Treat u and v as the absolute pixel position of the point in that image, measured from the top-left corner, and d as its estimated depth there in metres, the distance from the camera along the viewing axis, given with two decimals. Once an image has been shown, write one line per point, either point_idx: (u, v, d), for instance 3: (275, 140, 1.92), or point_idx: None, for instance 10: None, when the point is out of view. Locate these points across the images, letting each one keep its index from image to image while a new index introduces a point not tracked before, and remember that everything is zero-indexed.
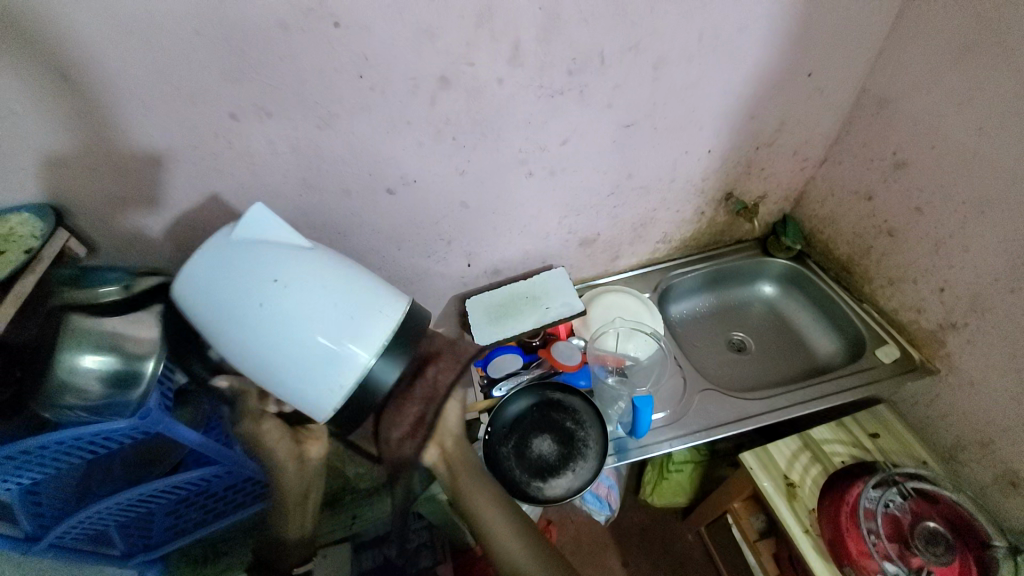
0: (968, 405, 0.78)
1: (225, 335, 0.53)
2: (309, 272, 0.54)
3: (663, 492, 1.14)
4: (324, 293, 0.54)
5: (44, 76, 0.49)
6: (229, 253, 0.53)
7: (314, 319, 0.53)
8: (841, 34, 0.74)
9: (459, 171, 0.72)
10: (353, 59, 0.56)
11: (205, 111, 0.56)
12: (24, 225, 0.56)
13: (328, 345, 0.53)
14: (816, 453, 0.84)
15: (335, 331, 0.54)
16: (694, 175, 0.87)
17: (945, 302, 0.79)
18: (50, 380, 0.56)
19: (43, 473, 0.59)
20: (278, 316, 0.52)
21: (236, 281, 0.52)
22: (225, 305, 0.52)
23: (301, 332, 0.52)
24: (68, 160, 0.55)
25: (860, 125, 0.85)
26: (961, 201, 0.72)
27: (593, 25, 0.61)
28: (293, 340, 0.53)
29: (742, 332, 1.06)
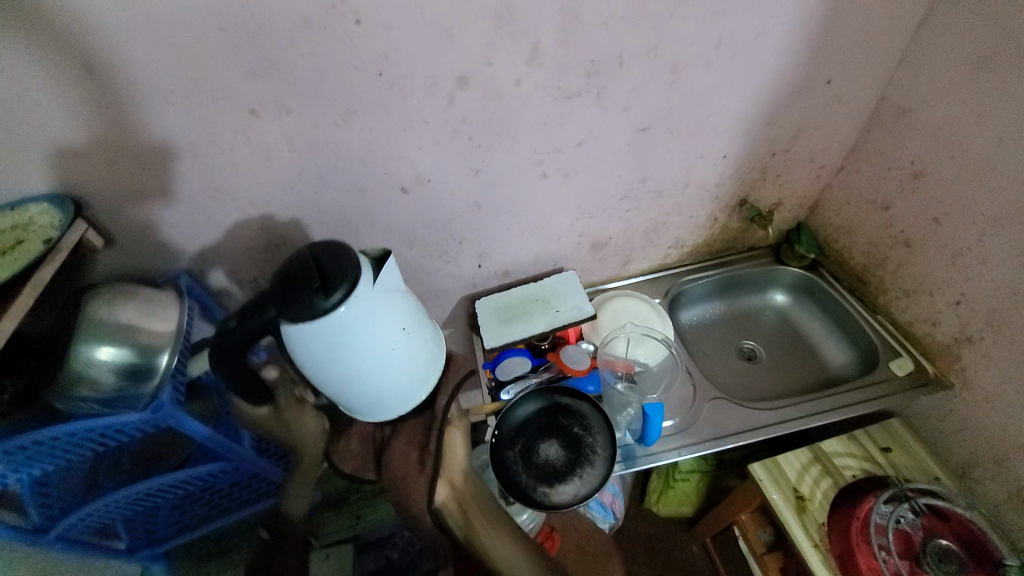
0: (984, 421, 0.77)
1: (321, 353, 0.54)
2: (405, 314, 0.60)
3: (669, 501, 1.13)
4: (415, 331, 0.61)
5: (67, 69, 0.49)
6: (378, 299, 0.55)
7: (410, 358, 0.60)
8: (861, 43, 0.73)
9: (473, 172, 0.72)
10: (372, 57, 0.56)
11: (224, 106, 0.56)
12: (45, 216, 0.57)
13: (418, 375, 0.63)
14: (827, 466, 0.83)
15: (419, 369, 0.62)
16: (708, 181, 0.87)
17: (961, 316, 0.78)
18: (65, 370, 0.56)
19: (53, 464, 0.59)
20: (385, 360, 0.58)
21: (374, 325, 0.54)
22: (325, 335, 0.52)
23: (404, 371, 0.61)
24: (87, 152, 0.56)
25: (878, 135, 0.84)
26: (980, 214, 0.71)
27: (613, 28, 0.61)
28: (393, 377, 0.60)
29: (752, 341, 1.05)
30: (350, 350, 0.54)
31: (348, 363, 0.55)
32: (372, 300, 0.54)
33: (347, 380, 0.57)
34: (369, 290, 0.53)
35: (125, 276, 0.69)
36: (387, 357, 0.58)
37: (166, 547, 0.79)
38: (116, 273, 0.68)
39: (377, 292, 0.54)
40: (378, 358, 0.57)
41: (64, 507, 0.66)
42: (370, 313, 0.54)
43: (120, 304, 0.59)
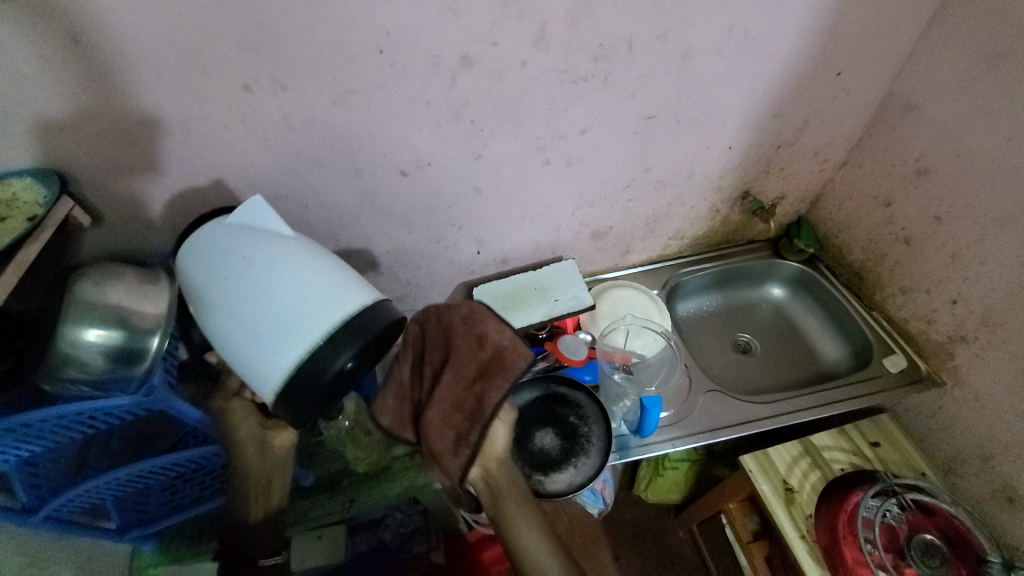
0: (973, 418, 0.78)
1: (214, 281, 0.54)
2: (292, 250, 0.56)
3: (658, 488, 1.14)
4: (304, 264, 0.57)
5: (49, 35, 0.47)
6: (238, 231, 0.56)
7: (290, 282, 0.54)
8: (874, 35, 0.72)
9: (474, 157, 0.70)
10: (373, 34, 0.54)
11: (217, 81, 0.54)
12: (28, 191, 0.55)
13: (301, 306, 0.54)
14: (817, 459, 0.84)
15: (324, 289, 0.55)
16: (712, 172, 0.86)
17: (956, 314, 0.79)
18: (51, 352, 0.54)
19: (42, 446, 0.58)
20: (254, 278, 0.53)
21: (240, 245, 0.55)
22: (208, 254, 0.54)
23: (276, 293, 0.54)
24: (72, 125, 0.53)
25: (884, 130, 0.83)
26: (983, 214, 0.71)
27: (623, 11, 0.59)
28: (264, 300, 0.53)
29: (747, 334, 1.05)
30: (221, 275, 0.54)
31: (220, 290, 0.53)
32: (230, 232, 0.56)
33: (229, 317, 0.53)
34: (239, 222, 0.56)
35: (114, 255, 0.67)
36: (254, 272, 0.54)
37: (157, 527, 0.76)
38: (104, 252, 0.66)
39: (243, 223, 0.56)
40: (239, 276, 0.53)
41: (53, 488, 0.65)
42: (231, 236, 0.55)
43: (110, 284, 0.57)
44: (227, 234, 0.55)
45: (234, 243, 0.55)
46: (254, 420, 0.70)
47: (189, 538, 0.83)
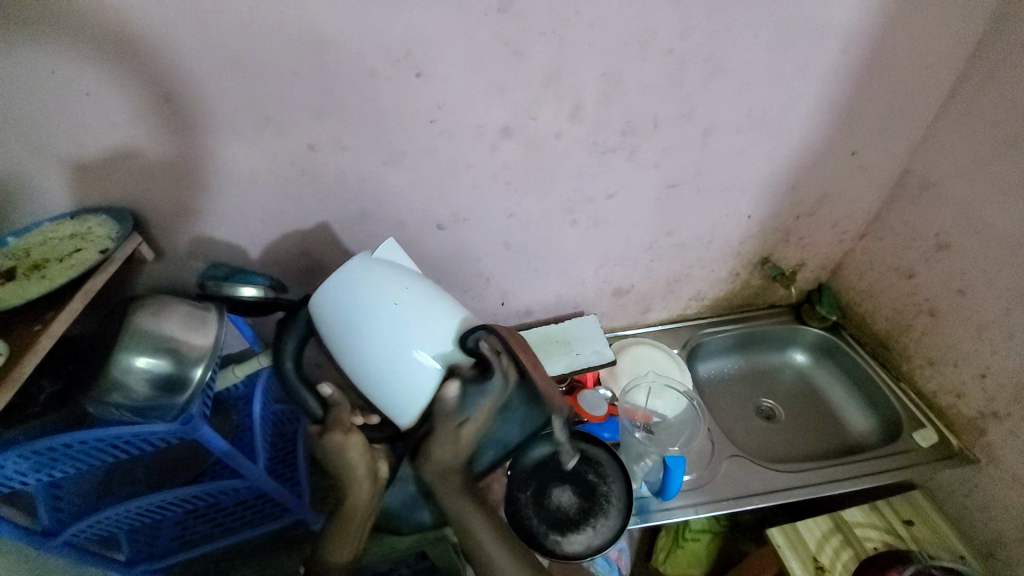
0: (1013, 501, 0.74)
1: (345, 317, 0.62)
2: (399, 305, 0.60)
3: (676, 562, 1.07)
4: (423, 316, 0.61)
5: (148, 97, 0.54)
6: (378, 269, 0.62)
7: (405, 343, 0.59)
8: (887, 117, 0.77)
9: (507, 214, 0.75)
10: (426, 106, 0.60)
11: (285, 139, 0.61)
12: (102, 227, 0.60)
13: (409, 385, 0.59)
14: (847, 535, 0.80)
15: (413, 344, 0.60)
16: (732, 238, 0.89)
17: (986, 389, 0.77)
18: (102, 378, 0.57)
19: (73, 469, 0.59)
20: (361, 335, 0.59)
21: (376, 288, 0.60)
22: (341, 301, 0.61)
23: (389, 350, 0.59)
24: (151, 171, 0.60)
25: (902, 205, 0.86)
26: (1007, 289, 0.71)
27: (651, 93, 0.65)
28: (380, 355, 0.59)
29: (771, 399, 1.04)
30: (351, 311, 0.60)
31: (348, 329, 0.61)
32: (370, 264, 0.62)
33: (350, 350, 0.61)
34: (365, 260, 0.62)
35: (165, 289, 0.72)
36: (380, 322, 0.59)
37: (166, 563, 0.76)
38: (157, 286, 0.71)
39: (375, 261, 0.63)
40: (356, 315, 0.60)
41: (75, 512, 0.66)
42: (369, 274, 0.61)
43: (165, 316, 0.62)
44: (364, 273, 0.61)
45: (369, 279, 0.61)
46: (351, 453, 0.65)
47: None
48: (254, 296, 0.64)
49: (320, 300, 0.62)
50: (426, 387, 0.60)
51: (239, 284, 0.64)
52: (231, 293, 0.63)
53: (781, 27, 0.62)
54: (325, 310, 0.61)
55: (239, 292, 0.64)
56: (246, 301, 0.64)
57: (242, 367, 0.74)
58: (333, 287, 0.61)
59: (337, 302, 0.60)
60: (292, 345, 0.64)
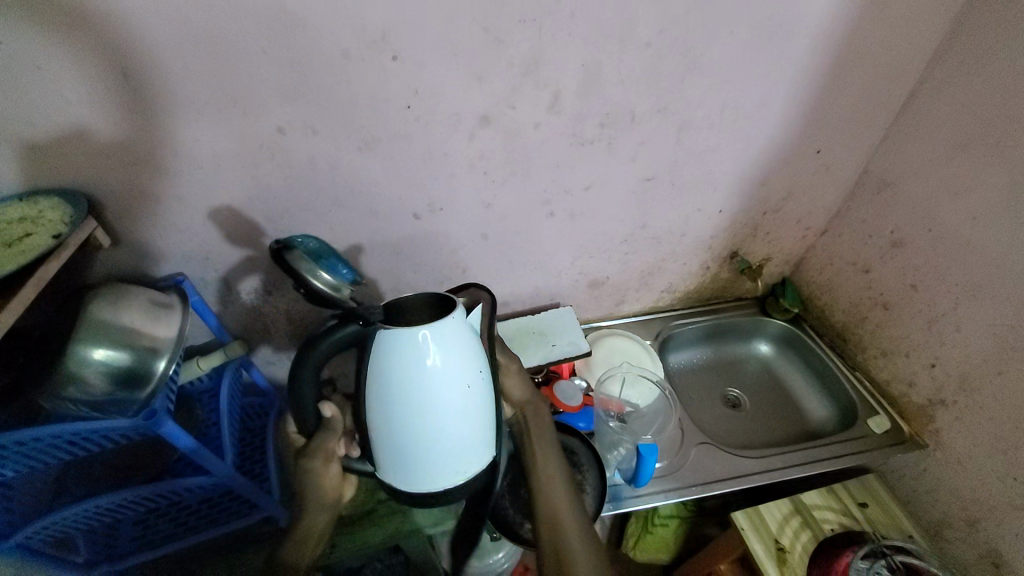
0: (956, 481, 0.80)
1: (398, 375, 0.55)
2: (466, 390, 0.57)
3: (646, 547, 1.12)
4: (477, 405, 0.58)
5: (106, 72, 0.51)
6: (458, 348, 0.56)
7: (444, 435, 0.56)
8: (850, 118, 0.80)
9: (484, 204, 0.74)
10: (404, 91, 0.59)
11: (255, 121, 0.58)
12: (55, 211, 0.57)
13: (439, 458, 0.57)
14: (806, 518, 0.85)
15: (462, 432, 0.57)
16: (703, 232, 0.91)
17: (935, 378, 0.82)
18: (56, 371, 0.54)
19: (25, 468, 0.56)
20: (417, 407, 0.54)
21: (444, 368, 0.54)
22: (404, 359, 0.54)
23: (428, 431, 0.55)
24: (107, 152, 0.57)
25: (860, 203, 0.90)
26: (955, 284, 0.76)
27: (629, 86, 0.65)
28: (418, 432, 0.55)
29: (737, 389, 1.08)
30: (410, 375, 0.54)
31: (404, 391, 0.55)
32: (451, 337, 0.55)
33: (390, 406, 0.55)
34: (450, 331, 0.55)
35: (123, 277, 0.69)
36: (435, 402, 0.54)
37: (126, 564, 0.72)
38: (114, 274, 0.68)
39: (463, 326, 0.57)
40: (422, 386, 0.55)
41: (25, 514, 0.63)
42: (445, 350, 0.55)
43: (123, 307, 0.59)
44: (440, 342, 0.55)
45: (440, 356, 0.54)
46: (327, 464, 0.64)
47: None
48: (326, 284, 0.53)
49: (384, 345, 0.54)
50: (437, 477, 0.57)
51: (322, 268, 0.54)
52: (302, 273, 0.52)
53: (754, 25, 0.64)
54: (377, 361, 0.55)
55: (315, 275, 0.52)
56: (314, 288, 0.52)
57: (207, 360, 0.73)
58: (399, 343, 0.53)
59: (400, 360, 0.53)
60: (321, 351, 0.54)
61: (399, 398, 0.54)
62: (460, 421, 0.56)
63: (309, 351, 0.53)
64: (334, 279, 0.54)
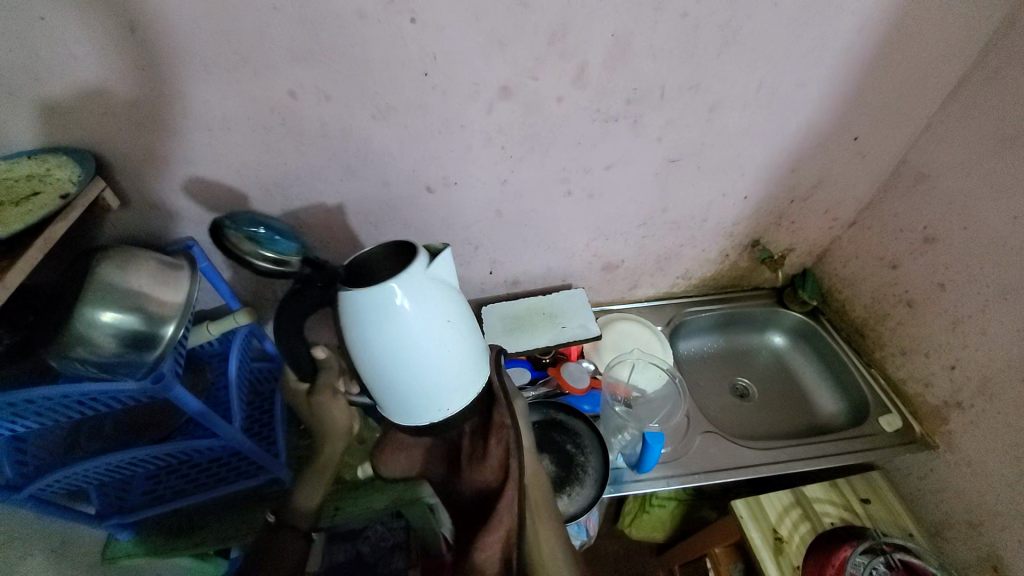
0: (963, 484, 0.79)
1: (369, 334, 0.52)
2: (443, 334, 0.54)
3: (641, 526, 1.14)
4: (458, 349, 0.56)
5: (110, 24, 0.48)
6: (428, 298, 0.52)
7: (427, 380, 0.55)
8: (894, 104, 0.75)
9: (500, 180, 0.72)
10: (422, 57, 0.56)
11: (265, 83, 0.56)
12: (62, 169, 0.55)
13: (427, 402, 0.56)
14: (807, 510, 0.85)
15: (449, 378, 0.56)
16: (725, 219, 0.88)
17: (954, 380, 0.80)
18: (64, 331, 0.53)
19: (36, 424, 0.57)
20: (394, 358, 0.53)
21: (415, 320, 0.51)
22: (372, 317, 0.51)
23: (411, 378, 0.54)
24: (114, 110, 0.55)
25: (894, 195, 0.86)
26: (986, 285, 0.73)
27: (661, 60, 0.62)
28: (401, 380, 0.54)
29: (746, 379, 1.07)
30: (380, 335, 0.51)
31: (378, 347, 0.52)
32: (417, 285, 0.51)
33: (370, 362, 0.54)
34: (416, 282, 0.51)
35: (133, 240, 0.68)
36: (414, 352, 0.53)
37: (136, 517, 0.74)
38: (123, 235, 0.67)
39: (428, 277, 0.53)
40: (394, 340, 0.52)
41: (38, 467, 0.64)
42: (413, 303, 0.51)
43: (132, 269, 0.58)
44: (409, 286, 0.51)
45: (409, 309, 0.51)
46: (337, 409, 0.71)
47: (168, 535, 0.80)
48: (270, 266, 0.49)
49: (348, 305, 0.51)
50: (426, 416, 0.58)
51: (264, 245, 0.50)
52: (242, 257, 0.49)
53: None
54: (346, 318, 0.52)
55: (255, 256, 0.49)
56: (258, 270, 0.49)
57: (217, 326, 0.72)
58: (363, 301, 0.50)
59: (368, 317, 0.51)
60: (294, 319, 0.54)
61: (375, 353, 0.53)
62: (435, 368, 0.54)
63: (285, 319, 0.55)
64: (276, 254, 0.50)
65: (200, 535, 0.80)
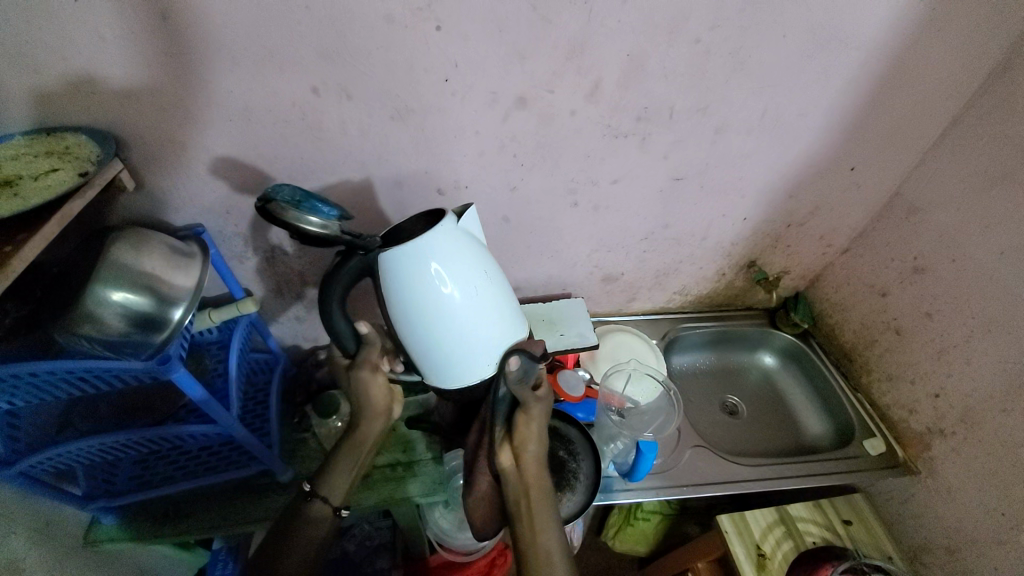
0: (943, 511, 0.81)
1: (406, 294, 0.55)
2: (475, 288, 0.57)
3: (626, 539, 1.15)
4: (488, 303, 0.58)
5: (145, 11, 0.50)
6: (461, 247, 0.56)
7: (469, 330, 0.57)
8: (890, 138, 0.78)
9: (510, 187, 0.74)
10: (443, 63, 0.58)
11: (289, 78, 0.57)
12: (82, 148, 0.56)
13: (468, 360, 0.59)
14: (790, 529, 0.86)
15: (485, 332, 0.58)
16: (724, 239, 0.91)
17: (937, 408, 0.83)
18: (75, 307, 0.54)
19: (35, 399, 0.57)
20: (430, 315, 0.56)
21: (451, 270, 0.55)
22: (407, 273, 0.54)
23: (453, 331, 0.57)
24: (140, 94, 0.56)
25: (887, 226, 0.89)
26: (972, 317, 0.75)
27: (672, 82, 0.64)
28: (444, 335, 0.57)
29: (736, 397, 1.09)
30: (416, 291, 0.55)
31: (416, 306, 0.56)
32: (446, 243, 0.55)
33: (410, 322, 0.57)
34: (449, 232, 0.55)
35: (144, 222, 0.69)
36: (444, 304, 0.56)
37: (121, 502, 0.73)
38: (135, 217, 0.68)
39: (457, 233, 0.57)
40: (429, 295, 0.55)
41: (30, 443, 0.63)
42: (448, 253, 0.55)
43: (145, 252, 0.59)
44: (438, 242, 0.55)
45: (445, 258, 0.55)
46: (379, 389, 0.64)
47: (151, 521, 0.80)
48: (320, 231, 0.51)
49: (389, 264, 0.54)
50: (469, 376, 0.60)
51: (307, 212, 0.51)
52: (294, 224, 0.50)
53: (807, 30, 0.62)
54: (387, 279, 0.55)
55: (304, 222, 0.50)
56: (309, 235, 0.50)
57: (219, 313, 0.72)
58: (404, 255, 0.54)
59: (408, 272, 0.54)
60: (342, 286, 0.56)
61: (418, 310, 0.56)
62: (469, 321, 0.57)
63: (330, 288, 0.56)
64: (322, 219, 0.51)
65: (185, 524, 0.80)
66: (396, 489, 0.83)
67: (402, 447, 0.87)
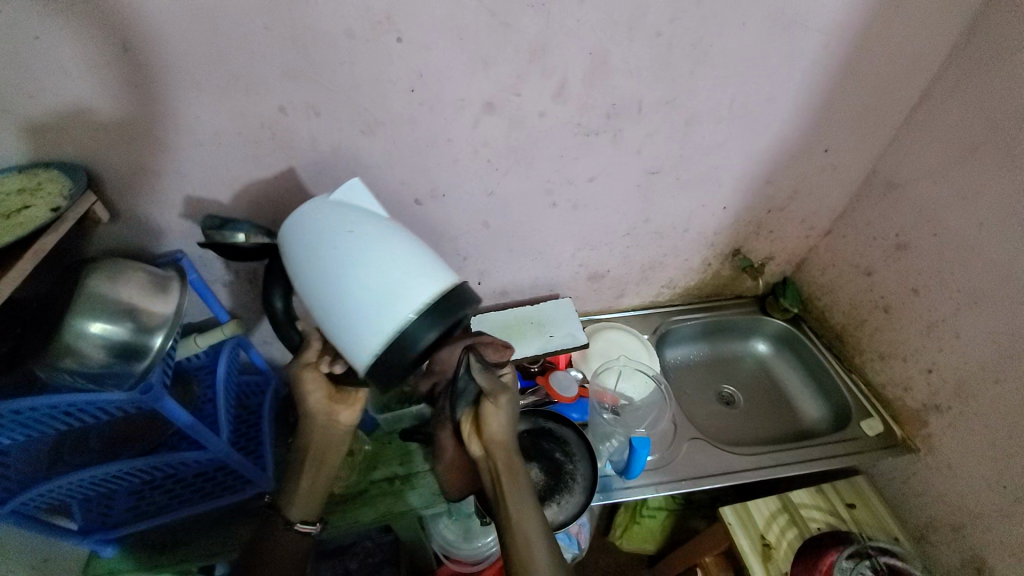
0: (945, 486, 0.80)
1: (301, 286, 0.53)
2: (349, 245, 0.50)
3: (633, 537, 1.14)
4: (374, 257, 0.50)
5: (105, 43, 0.50)
6: (329, 213, 0.53)
7: (356, 289, 0.49)
8: (859, 119, 0.79)
9: (487, 192, 0.74)
10: (408, 74, 0.58)
11: (256, 100, 0.57)
12: (54, 183, 0.56)
13: (370, 326, 0.48)
14: (794, 516, 0.85)
15: (375, 289, 0.49)
16: (706, 228, 0.91)
17: (931, 384, 0.82)
18: (53, 343, 0.54)
19: (21, 437, 0.56)
20: (319, 291, 0.51)
21: (318, 236, 0.51)
22: (294, 264, 0.53)
23: (341, 295, 0.49)
24: (106, 125, 0.56)
25: (866, 204, 0.89)
26: (956, 290, 0.76)
27: (637, 77, 0.64)
28: (335, 301, 0.50)
29: (732, 386, 1.09)
30: (304, 277, 0.52)
31: (308, 288, 0.52)
32: (313, 218, 0.53)
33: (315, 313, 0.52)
34: (317, 207, 0.54)
35: (123, 252, 0.69)
36: (324, 272, 0.50)
37: (119, 534, 0.73)
38: (114, 248, 0.68)
39: (329, 206, 0.53)
40: (309, 273, 0.51)
41: (21, 481, 0.62)
42: (315, 223, 0.52)
43: (121, 280, 0.59)
44: (305, 220, 0.53)
45: (313, 227, 0.52)
46: (322, 397, 0.63)
47: (149, 552, 0.79)
48: (249, 242, 0.56)
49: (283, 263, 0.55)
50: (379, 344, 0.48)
51: (234, 228, 0.56)
52: (226, 241, 0.55)
53: (767, 17, 0.62)
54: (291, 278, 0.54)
55: (234, 237, 0.55)
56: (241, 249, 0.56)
57: (206, 337, 0.73)
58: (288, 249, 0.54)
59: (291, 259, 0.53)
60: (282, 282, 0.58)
61: (320, 298, 0.51)
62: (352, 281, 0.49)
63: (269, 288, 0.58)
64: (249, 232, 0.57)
65: (183, 552, 0.79)
66: (393, 502, 0.82)
67: (397, 461, 0.87)
